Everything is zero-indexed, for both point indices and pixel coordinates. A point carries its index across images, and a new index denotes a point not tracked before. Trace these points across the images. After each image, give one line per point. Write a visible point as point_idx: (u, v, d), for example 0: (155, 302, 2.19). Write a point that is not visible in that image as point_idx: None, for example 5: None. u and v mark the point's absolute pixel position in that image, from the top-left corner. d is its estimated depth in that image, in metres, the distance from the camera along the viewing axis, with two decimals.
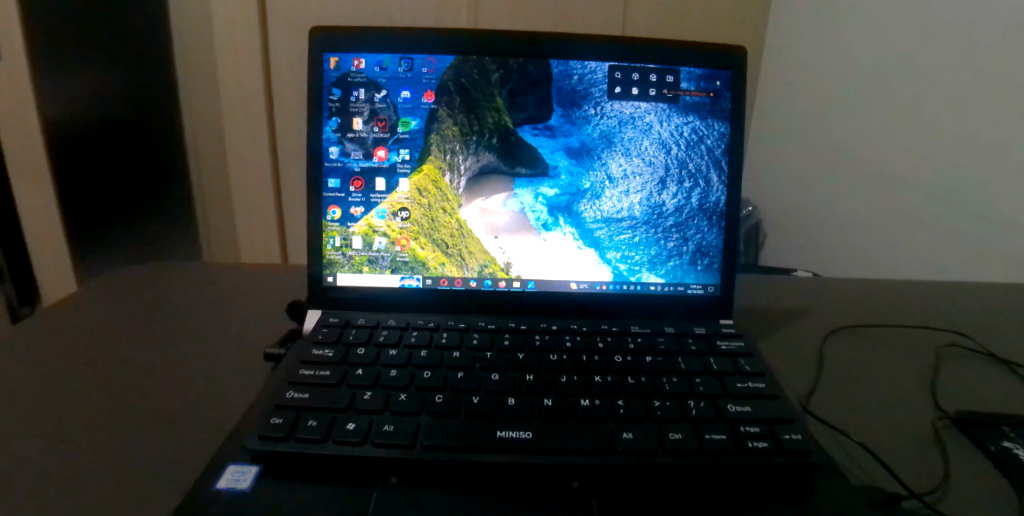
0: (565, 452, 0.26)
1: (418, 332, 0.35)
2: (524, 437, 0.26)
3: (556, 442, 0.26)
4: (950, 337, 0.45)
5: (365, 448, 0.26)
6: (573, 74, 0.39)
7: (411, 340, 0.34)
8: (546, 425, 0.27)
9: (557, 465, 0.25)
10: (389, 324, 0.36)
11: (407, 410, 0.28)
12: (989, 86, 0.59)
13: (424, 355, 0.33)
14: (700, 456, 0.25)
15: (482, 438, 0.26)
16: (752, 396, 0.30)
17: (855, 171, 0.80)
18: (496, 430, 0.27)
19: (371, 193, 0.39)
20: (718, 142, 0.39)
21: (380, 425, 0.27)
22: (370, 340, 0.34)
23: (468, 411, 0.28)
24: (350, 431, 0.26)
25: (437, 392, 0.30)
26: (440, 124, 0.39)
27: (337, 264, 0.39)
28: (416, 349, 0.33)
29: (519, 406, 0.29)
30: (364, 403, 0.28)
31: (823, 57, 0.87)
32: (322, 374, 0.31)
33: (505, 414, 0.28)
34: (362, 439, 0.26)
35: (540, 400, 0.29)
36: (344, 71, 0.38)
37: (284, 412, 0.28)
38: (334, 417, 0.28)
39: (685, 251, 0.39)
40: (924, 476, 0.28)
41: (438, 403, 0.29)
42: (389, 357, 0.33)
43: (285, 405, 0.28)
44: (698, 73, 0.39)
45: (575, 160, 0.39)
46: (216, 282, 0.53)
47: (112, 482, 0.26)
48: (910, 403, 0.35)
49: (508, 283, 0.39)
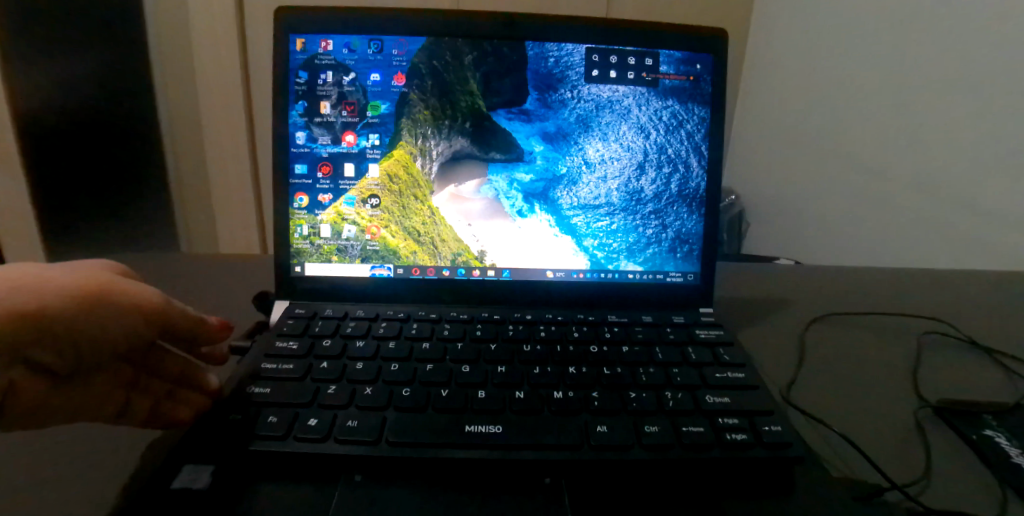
0: (537, 447, 0.25)
1: (388, 323, 0.34)
2: (494, 433, 0.25)
3: (528, 437, 0.25)
4: (930, 325, 0.45)
5: (327, 445, 0.24)
6: (549, 56, 0.38)
7: (380, 331, 0.33)
8: (518, 420, 0.26)
9: (527, 461, 0.24)
10: (358, 315, 0.35)
11: (373, 405, 0.27)
12: (977, 77, 0.58)
13: (393, 347, 0.31)
14: (678, 450, 0.24)
15: (450, 433, 0.25)
16: (731, 386, 0.29)
17: (838, 162, 0.79)
18: (466, 425, 0.26)
19: (340, 180, 0.37)
20: (698, 127, 0.38)
21: (344, 421, 0.26)
22: (337, 332, 0.33)
23: (436, 405, 0.27)
24: (311, 427, 0.25)
25: (405, 385, 0.28)
26: (412, 108, 0.37)
27: (305, 254, 0.37)
28: (384, 340, 0.32)
29: (490, 400, 0.27)
30: (328, 398, 0.27)
31: (809, 47, 0.86)
32: (284, 368, 0.29)
33: (476, 408, 0.27)
34: (324, 436, 0.25)
35: (512, 393, 0.28)
36: (310, 53, 0.36)
37: (243, 409, 0.26)
38: (295, 413, 0.26)
39: (664, 238, 0.38)
40: (906, 467, 0.27)
41: (405, 396, 0.27)
42: (356, 349, 0.31)
43: (244, 401, 0.27)
44: (678, 56, 0.38)
45: (551, 145, 0.38)
46: (182, 273, 0.51)
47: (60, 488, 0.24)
48: (890, 392, 0.34)
49: (483, 272, 0.38)
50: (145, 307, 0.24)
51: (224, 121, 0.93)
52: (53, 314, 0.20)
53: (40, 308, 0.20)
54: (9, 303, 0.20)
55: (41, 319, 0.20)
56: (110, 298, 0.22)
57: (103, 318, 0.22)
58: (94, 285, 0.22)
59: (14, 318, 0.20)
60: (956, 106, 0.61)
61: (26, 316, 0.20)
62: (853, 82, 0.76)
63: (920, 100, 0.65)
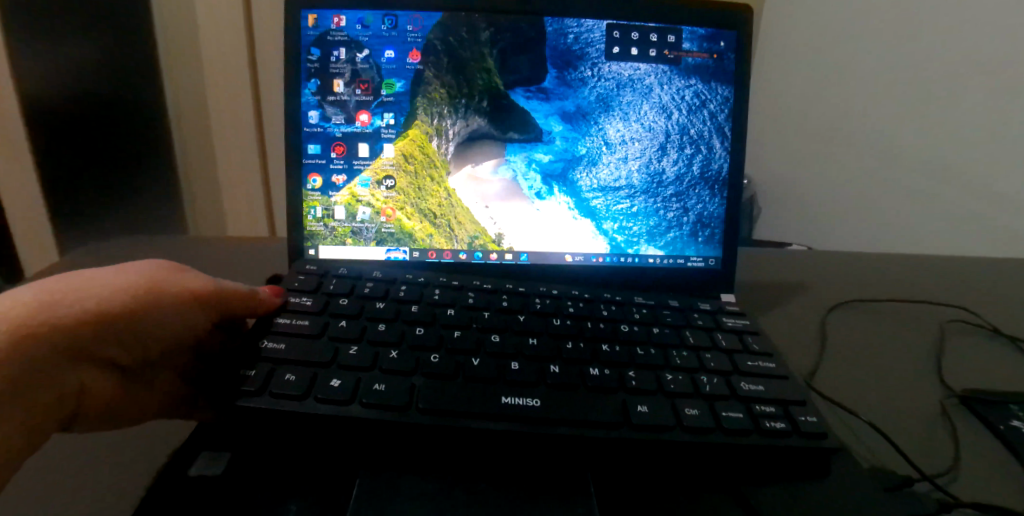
0: (577, 424, 0.24)
1: (407, 287, 0.33)
2: (531, 406, 0.25)
3: (567, 412, 0.25)
4: (952, 312, 0.44)
5: (353, 408, 0.24)
6: (568, 33, 0.36)
7: (399, 294, 0.32)
8: (555, 394, 0.26)
9: (567, 436, 0.24)
10: (374, 276, 0.34)
11: (400, 369, 0.26)
12: (1017, 57, 0.59)
13: (416, 311, 0.31)
14: (719, 434, 0.24)
15: (482, 403, 0.25)
16: (764, 375, 0.28)
17: (856, 148, 0.78)
18: (500, 397, 0.25)
19: (353, 160, 0.36)
20: (721, 107, 0.37)
21: (370, 384, 0.25)
22: (353, 292, 0.32)
23: (466, 374, 0.26)
24: (334, 389, 0.24)
25: (432, 351, 0.28)
26: (427, 86, 0.36)
27: (319, 236, 0.36)
28: (406, 304, 0.32)
29: (525, 373, 0.27)
30: (350, 359, 0.26)
31: (823, 27, 0.80)
32: (299, 323, 0.29)
33: (509, 380, 0.26)
34: (350, 398, 0.24)
35: (546, 366, 0.27)
36: (323, 29, 0.35)
37: (258, 365, 0.26)
38: (316, 373, 0.25)
39: (685, 222, 0.37)
40: (936, 458, 0.27)
41: (434, 363, 0.27)
42: (375, 310, 0.31)
43: (259, 356, 0.26)
44: (701, 33, 0.37)
45: (570, 125, 0.37)
46: (181, 258, 0.49)
47: (98, 474, 0.24)
48: (917, 382, 0.34)
49: (500, 256, 0.37)
50: (191, 290, 0.27)
51: (228, 100, 0.83)
52: (100, 317, 0.24)
53: (88, 310, 0.24)
54: (79, 308, 0.23)
55: (91, 321, 0.24)
56: (154, 290, 0.26)
57: (156, 308, 0.26)
58: (139, 281, 0.26)
59: (77, 324, 0.23)
60: None
61: (88, 320, 0.24)
62: (871, 64, 0.75)
63: (950, 85, 0.66)
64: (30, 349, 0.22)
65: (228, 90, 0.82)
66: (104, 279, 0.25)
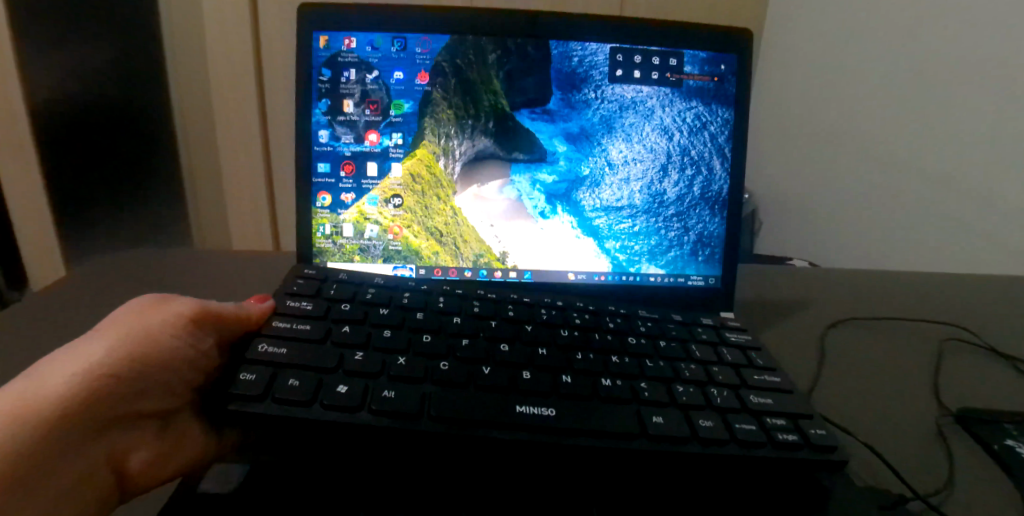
0: (592, 433, 0.25)
1: (410, 294, 0.34)
2: (548, 415, 0.25)
3: (580, 422, 0.25)
4: (951, 331, 0.44)
5: (362, 415, 0.24)
6: (573, 56, 0.37)
7: (404, 302, 0.33)
8: (569, 403, 0.26)
9: (585, 446, 0.24)
10: (376, 283, 0.35)
11: (410, 376, 0.26)
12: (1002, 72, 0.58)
13: (421, 318, 0.31)
14: (733, 446, 0.25)
15: (502, 413, 0.25)
16: (771, 389, 0.29)
17: (856, 162, 0.79)
18: (516, 406, 0.26)
19: (362, 179, 0.37)
20: (722, 129, 0.38)
21: (378, 391, 0.25)
22: (355, 297, 0.33)
23: (479, 383, 0.27)
24: (340, 395, 0.25)
25: (441, 358, 0.28)
26: (434, 107, 0.37)
27: (327, 253, 0.37)
28: (410, 311, 0.32)
29: (539, 382, 0.27)
30: (356, 364, 0.27)
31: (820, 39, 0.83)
32: (299, 328, 0.29)
33: (523, 390, 0.27)
34: (358, 405, 0.24)
35: (559, 376, 0.28)
36: (334, 51, 0.36)
37: (259, 368, 0.26)
38: (321, 379, 0.26)
39: (685, 241, 0.38)
40: (927, 477, 0.27)
41: (444, 370, 0.27)
42: (380, 316, 0.31)
43: (258, 358, 0.26)
44: (702, 56, 0.37)
45: (574, 145, 0.38)
46: (195, 269, 0.50)
47: None
48: (910, 399, 0.34)
49: (504, 273, 0.38)
50: (177, 317, 0.27)
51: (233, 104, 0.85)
52: (100, 364, 0.23)
53: (85, 368, 0.23)
54: (71, 369, 0.23)
55: (90, 375, 0.23)
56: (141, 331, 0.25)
57: (150, 345, 0.25)
58: (123, 330, 0.25)
59: (77, 383, 0.22)
60: (985, 111, 0.60)
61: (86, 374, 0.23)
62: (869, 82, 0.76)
63: (944, 93, 0.65)
64: (36, 419, 0.21)
65: (232, 94, 0.84)
66: (91, 337, 0.24)
